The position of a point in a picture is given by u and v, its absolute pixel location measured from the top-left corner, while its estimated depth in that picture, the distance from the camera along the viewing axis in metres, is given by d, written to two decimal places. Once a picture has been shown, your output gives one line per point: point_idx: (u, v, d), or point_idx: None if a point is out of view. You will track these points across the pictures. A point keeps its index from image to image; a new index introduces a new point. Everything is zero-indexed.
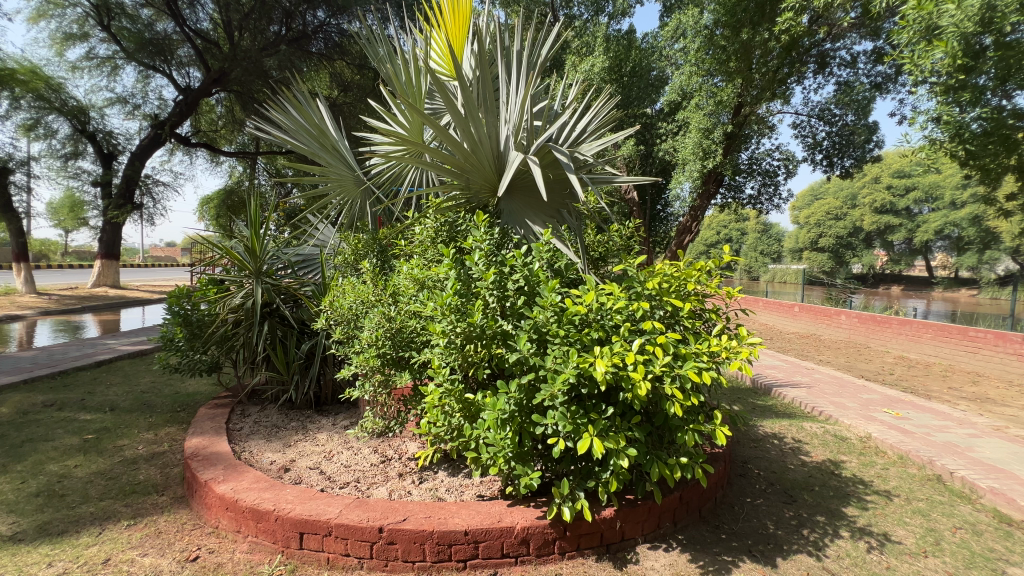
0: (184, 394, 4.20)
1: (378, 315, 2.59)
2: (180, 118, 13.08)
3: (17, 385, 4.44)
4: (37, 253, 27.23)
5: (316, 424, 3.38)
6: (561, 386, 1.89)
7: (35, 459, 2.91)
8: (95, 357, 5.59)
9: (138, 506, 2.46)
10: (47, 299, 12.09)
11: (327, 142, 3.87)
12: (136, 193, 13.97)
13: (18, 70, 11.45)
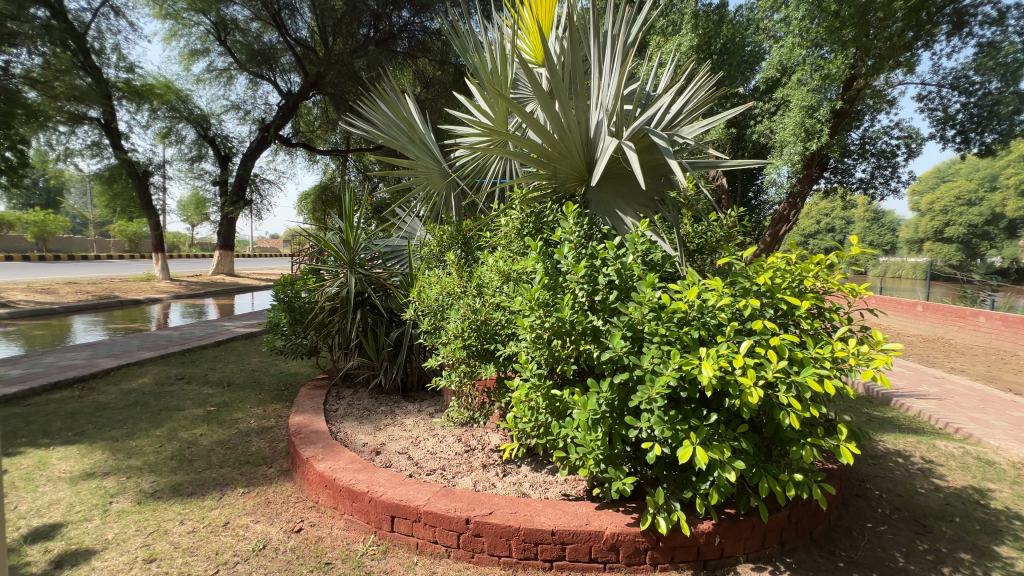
0: (287, 374, 4.59)
1: (463, 307, 2.61)
2: (282, 121, 14.27)
3: (156, 359, 5.13)
4: (173, 244, 31.66)
5: (403, 409, 3.50)
6: (661, 389, 1.75)
7: (170, 426, 3.31)
8: (215, 337, 6.32)
9: (251, 475, 2.70)
10: (179, 285, 13.85)
11: (416, 135, 3.95)
12: (247, 190, 15.55)
13: (156, 85, 13.16)
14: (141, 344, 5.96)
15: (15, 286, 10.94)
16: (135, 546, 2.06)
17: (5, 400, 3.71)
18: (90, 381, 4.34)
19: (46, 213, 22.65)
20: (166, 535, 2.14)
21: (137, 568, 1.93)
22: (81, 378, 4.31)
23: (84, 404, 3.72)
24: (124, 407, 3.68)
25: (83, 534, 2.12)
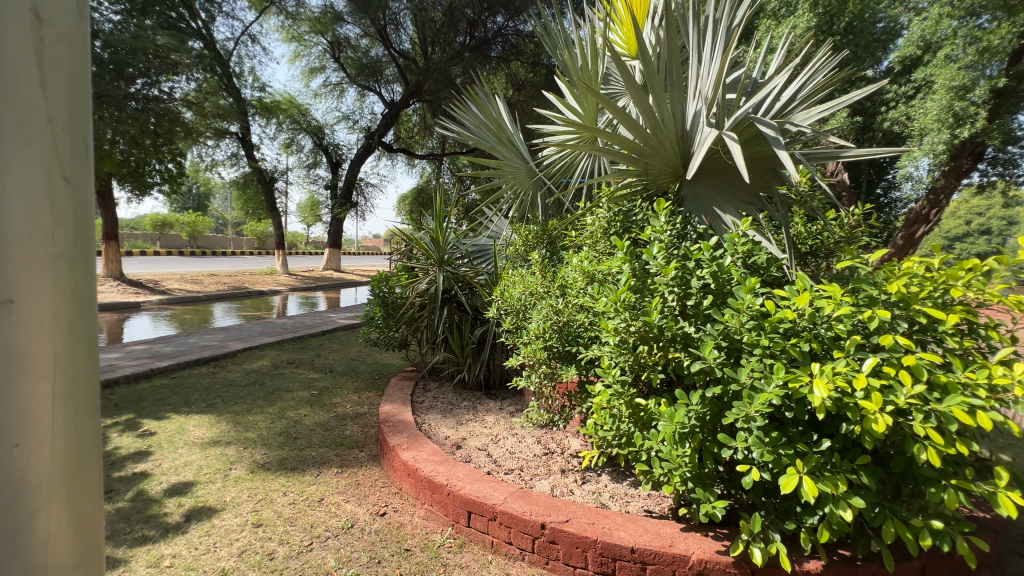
0: (381, 365, 4.89)
1: (546, 308, 2.57)
2: (386, 129, 15.34)
3: (273, 344, 5.76)
4: (292, 241, 35.46)
5: (484, 406, 3.56)
6: (761, 407, 1.56)
7: (280, 405, 3.69)
8: (322, 327, 6.97)
9: (345, 457, 2.91)
10: (295, 279, 15.49)
11: (504, 135, 3.99)
12: (354, 193, 16.94)
13: (281, 101, 14.83)
14: (262, 330, 6.75)
15: (171, 276, 12.94)
16: (247, 510, 2.30)
17: (159, 371, 4.39)
18: (221, 360, 4.99)
19: (196, 215, 26.56)
20: (271, 504, 2.36)
21: (246, 530, 2.14)
22: (214, 357, 4.97)
23: (215, 379, 4.28)
24: (246, 385, 4.17)
25: (208, 494, 2.41)
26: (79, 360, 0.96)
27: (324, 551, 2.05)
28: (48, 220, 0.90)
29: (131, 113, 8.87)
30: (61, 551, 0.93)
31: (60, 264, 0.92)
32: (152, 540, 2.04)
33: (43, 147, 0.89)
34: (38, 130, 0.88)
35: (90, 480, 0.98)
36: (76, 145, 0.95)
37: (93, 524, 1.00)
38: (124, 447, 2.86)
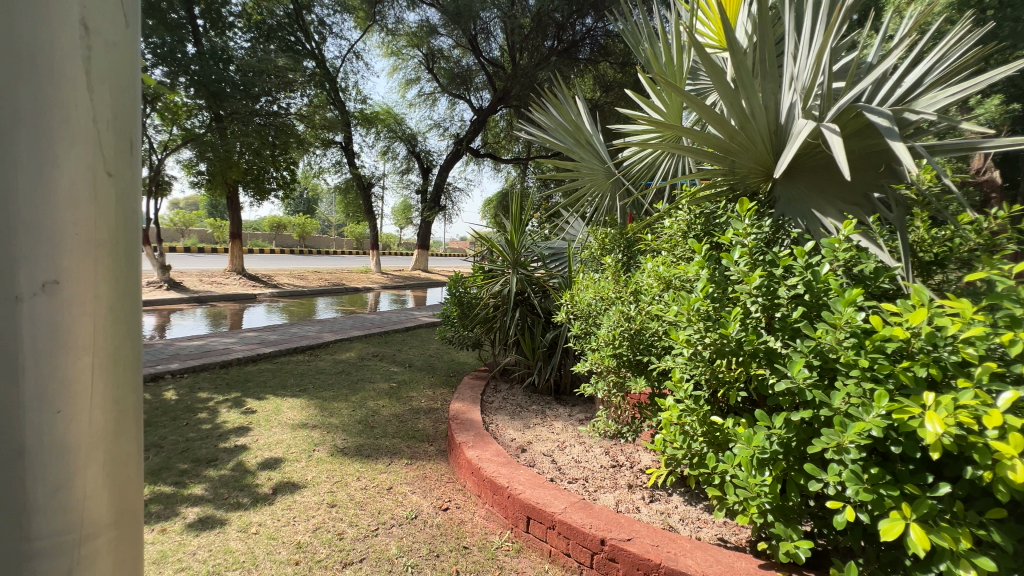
0: (457, 363, 5.05)
1: (616, 313, 2.47)
2: (474, 135, 15.87)
3: (361, 337, 6.20)
4: (386, 243, 38.00)
5: (553, 411, 3.51)
6: (857, 438, 1.36)
7: (362, 394, 3.94)
8: (406, 323, 7.36)
9: (416, 449, 3.03)
10: (387, 277, 16.57)
11: (581, 136, 3.91)
12: (442, 197, 17.75)
13: (380, 113, 15.97)
14: (354, 324, 7.28)
15: (283, 272, 14.48)
16: (324, 490, 2.47)
17: (264, 356, 4.91)
18: (316, 349, 5.46)
19: (306, 218, 29.48)
20: (345, 487, 2.52)
21: (322, 509, 2.30)
22: (311, 346, 5.46)
23: (310, 366, 4.69)
24: (334, 373, 4.52)
25: (293, 471, 2.64)
26: (123, 287, 0.81)
27: (387, 538, 2.14)
28: (92, 121, 0.76)
29: (255, 127, 10.09)
30: (99, 511, 0.78)
31: (105, 177, 0.79)
32: (243, 507, 2.26)
33: (97, 35, 0.76)
34: (92, 13, 0.76)
35: (131, 428, 0.83)
36: (130, 42, 0.82)
37: (133, 481, 0.84)
38: (230, 421, 3.23)
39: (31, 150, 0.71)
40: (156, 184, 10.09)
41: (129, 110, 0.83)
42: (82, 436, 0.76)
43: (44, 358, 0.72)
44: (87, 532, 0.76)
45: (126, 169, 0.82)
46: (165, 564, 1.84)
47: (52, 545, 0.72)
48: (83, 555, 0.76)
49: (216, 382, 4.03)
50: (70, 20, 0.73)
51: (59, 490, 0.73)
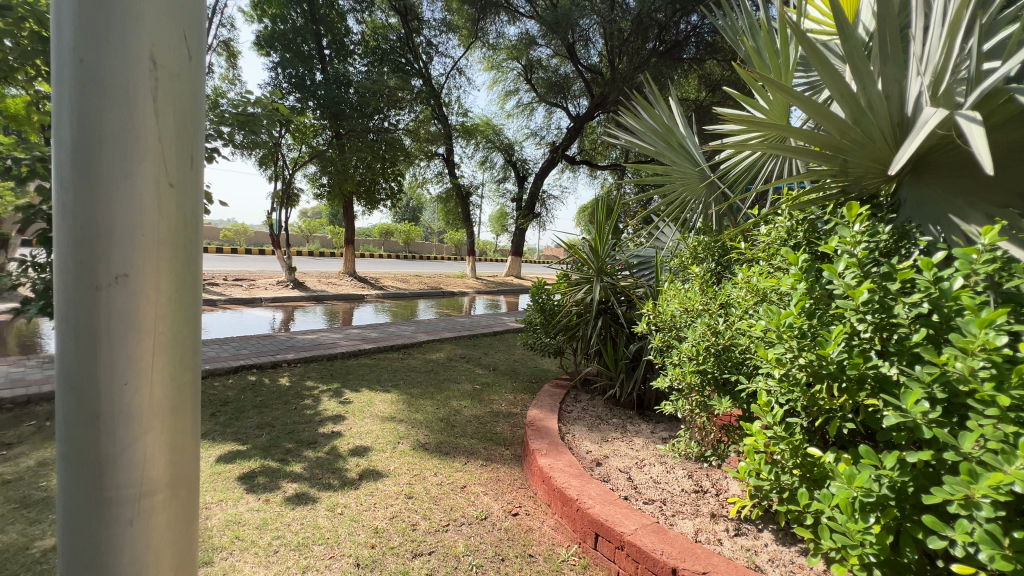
0: (540, 369, 5.06)
1: (701, 326, 2.29)
2: (569, 142, 15.91)
3: (452, 339, 6.48)
4: (482, 250, 39.41)
5: (634, 426, 3.36)
6: (992, 492, 1.12)
7: (447, 394, 4.11)
8: (494, 327, 7.56)
9: (492, 452, 3.08)
10: (482, 282, 17.17)
11: (673, 140, 3.70)
12: (537, 205, 18.01)
13: (480, 125, 16.67)
14: (446, 326, 7.65)
15: (388, 275, 15.69)
16: (404, 482, 2.62)
17: (365, 352, 5.35)
18: (410, 348, 5.81)
19: (411, 225, 31.69)
20: (423, 481, 2.64)
21: (400, 499, 2.44)
22: (405, 345, 5.83)
23: (402, 364, 5.01)
24: (423, 372, 4.78)
25: (378, 460, 2.83)
26: (184, 287, 0.85)
27: (456, 535, 2.20)
28: (157, 141, 0.80)
29: (368, 143, 11.14)
30: (157, 468, 0.83)
31: (167, 190, 0.82)
32: (333, 488, 2.48)
33: (163, 69, 0.80)
34: (159, 46, 0.79)
35: (189, 404, 0.88)
36: (194, 73, 0.85)
37: (190, 451, 0.89)
38: (330, 409, 3.56)
39: (109, 161, 0.77)
40: (288, 196, 11.54)
41: (194, 129, 0.86)
42: (147, 413, 0.81)
43: (114, 348, 0.78)
44: (147, 486, 0.82)
45: (190, 181, 0.85)
46: (264, 531, 2.08)
47: (123, 494, 0.80)
48: (143, 508, 0.82)
49: (322, 373, 4.48)
50: (139, 56, 0.77)
51: (125, 458, 0.80)
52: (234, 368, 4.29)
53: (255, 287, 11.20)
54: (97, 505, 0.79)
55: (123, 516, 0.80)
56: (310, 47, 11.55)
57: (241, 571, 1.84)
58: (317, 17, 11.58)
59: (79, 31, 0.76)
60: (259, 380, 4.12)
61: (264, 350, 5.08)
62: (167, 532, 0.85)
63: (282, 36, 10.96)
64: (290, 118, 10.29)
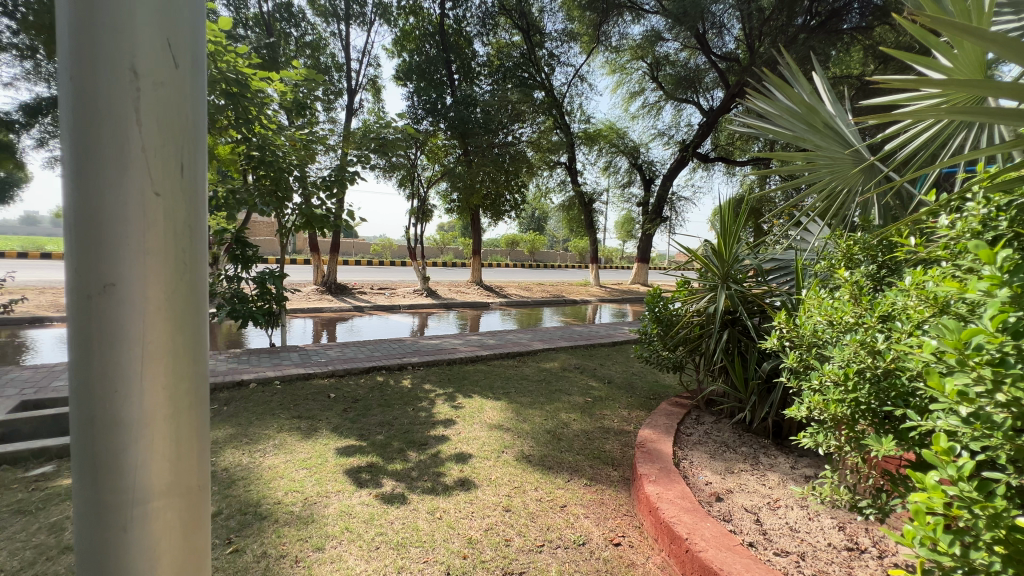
0: (660, 385, 4.68)
1: (851, 344, 1.84)
2: (702, 138, 14.76)
3: (567, 348, 6.36)
4: (607, 257, 38.43)
5: (769, 458, 2.87)
6: None
7: (556, 405, 4.01)
8: (613, 337, 7.25)
9: (597, 471, 2.90)
10: (606, 290, 16.68)
11: (817, 120, 3.09)
12: (665, 208, 16.99)
13: (603, 129, 16.35)
14: (563, 334, 7.57)
15: (512, 283, 16.19)
16: (503, 493, 2.58)
17: (481, 358, 5.52)
18: (525, 357, 5.84)
19: (536, 235, 32.32)
20: (522, 494, 2.58)
21: (497, 511, 2.40)
22: (520, 353, 5.87)
23: (516, 372, 5.05)
24: (536, 381, 4.76)
25: (480, 468, 2.85)
26: (178, 293, 0.86)
27: (550, 558, 2.08)
28: (141, 151, 0.82)
29: (493, 157, 11.65)
30: (154, 476, 0.85)
31: (154, 199, 0.83)
32: (435, 493, 2.54)
33: (145, 79, 0.82)
34: (140, 59, 0.81)
35: (187, 413, 0.89)
36: (182, 84, 0.87)
37: (192, 457, 0.91)
38: (443, 413, 3.72)
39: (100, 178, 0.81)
40: (423, 212, 12.60)
41: (183, 138, 0.87)
42: (145, 418, 0.84)
43: (109, 353, 0.82)
44: (144, 492, 0.85)
45: (180, 189, 0.87)
46: (370, 525, 2.20)
47: (122, 498, 0.84)
48: (141, 513, 0.85)
49: (440, 377, 4.72)
50: (120, 69, 0.80)
51: (123, 462, 0.83)
52: (366, 369, 4.74)
53: (395, 295, 12.40)
54: (100, 505, 0.83)
55: (122, 519, 0.84)
56: (441, 75, 12.55)
57: (345, 562, 1.96)
58: (448, 45, 12.55)
59: (71, 57, 0.81)
60: (385, 381, 4.49)
61: (394, 354, 5.54)
62: (169, 534, 0.87)
63: (418, 67, 12.06)
64: (424, 139, 11.23)
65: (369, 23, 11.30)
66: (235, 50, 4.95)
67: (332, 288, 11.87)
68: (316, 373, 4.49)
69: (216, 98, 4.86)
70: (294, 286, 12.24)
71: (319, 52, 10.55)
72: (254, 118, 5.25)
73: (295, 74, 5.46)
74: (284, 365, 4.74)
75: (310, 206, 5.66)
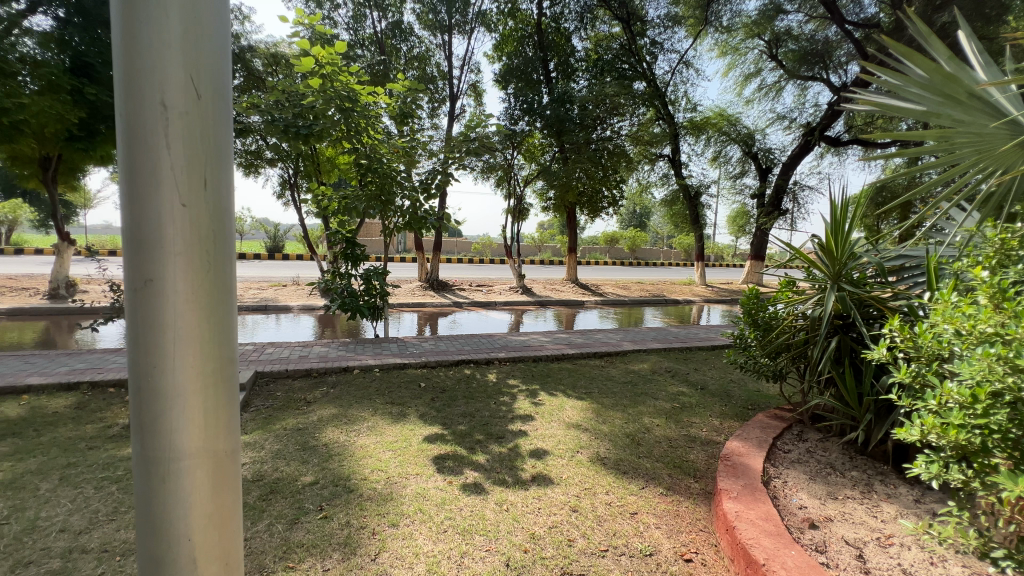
0: (761, 395, 4.26)
1: (980, 359, 1.52)
2: (831, 119, 13.05)
3: (660, 350, 6.06)
4: (718, 255, 35.61)
5: (885, 486, 2.47)
6: None
7: (639, 409, 3.85)
8: (713, 341, 6.75)
9: (677, 480, 2.74)
10: (713, 290, 15.52)
11: (958, 91, 2.53)
12: (785, 200, 15.33)
13: (712, 117, 15.19)
14: (656, 336, 7.24)
15: (610, 282, 15.82)
16: (572, 494, 2.56)
17: (568, 357, 5.49)
18: (613, 357, 5.68)
19: (638, 231, 31.10)
20: (592, 497, 2.53)
21: (564, 509, 2.39)
22: (608, 353, 5.72)
23: (602, 372, 4.94)
24: (621, 382, 4.61)
25: (553, 466, 2.86)
26: (206, 287, 0.98)
27: (612, 564, 2.03)
28: (170, 169, 0.95)
29: (589, 153, 11.48)
30: (191, 442, 0.99)
31: (180, 210, 0.95)
32: (506, 485, 2.61)
33: (172, 109, 0.94)
34: (169, 93, 0.94)
35: (222, 390, 1.02)
36: (207, 109, 0.98)
37: (225, 429, 1.04)
38: (523, 409, 3.78)
39: (140, 190, 0.94)
40: (519, 211, 12.83)
41: (208, 157, 0.99)
42: (184, 392, 0.97)
43: (150, 339, 0.96)
44: (181, 455, 0.99)
45: (206, 199, 0.98)
46: (442, 509, 2.34)
47: (166, 457, 0.98)
48: (179, 471, 0.99)
49: (525, 373, 4.80)
50: (151, 103, 0.93)
51: (168, 431, 0.98)
52: (455, 361, 4.99)
53: (492, 292, 12.80)
54: (148, 461, 0.99)
55: (161, 474, 0.98)
56: (539, 74, 12.67)
57: (415, 540, 2.11)
58: (546, 44, 12.60)
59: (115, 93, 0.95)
60: (471, 374, 4.69)
61: (483, 349, 5.75)
62: (204, 491, 1.01)
63: (516, 68, 12.29)
64: (521, 139, 11.41)
65: (469, 31, 11.78)
66: (347, 69, 5.50)
67: (434, 284, 12.63)
68: (411, 363, 4.84)
69: (332, 114, 5.44)
70: (402, 283, 13.24)
71: (426, 63, 11.22)
72: (363, 129, 5.77)
73: (399, 86, 5.90)
74: (385, 355, 5.18)
75: (412, 208, 6.09)
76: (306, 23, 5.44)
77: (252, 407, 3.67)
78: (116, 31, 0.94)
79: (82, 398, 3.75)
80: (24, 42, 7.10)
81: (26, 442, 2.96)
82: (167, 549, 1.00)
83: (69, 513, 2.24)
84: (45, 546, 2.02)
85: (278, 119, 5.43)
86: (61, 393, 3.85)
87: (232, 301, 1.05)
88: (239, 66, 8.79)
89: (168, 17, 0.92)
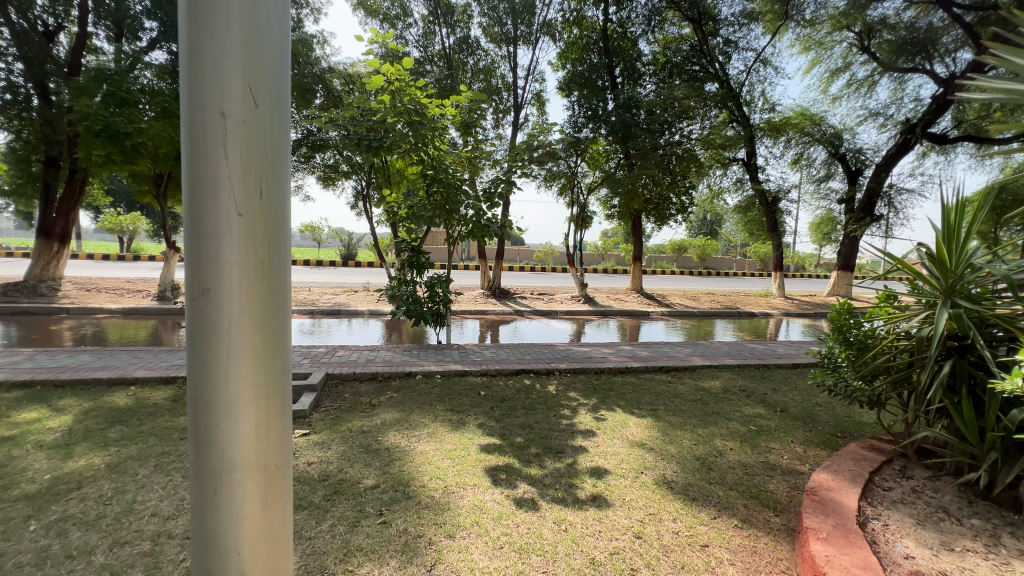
0: (852, 422, 3.82)
1: None
2: (935, 114, 11.72)
3: (733, 367, 5.65)
4: (798, 263, 32.95)
5: (1017, 540, 2.09)
6: None
7: (710, 430, 3.59)
8: (794, 359, 6.19)
9: (753, 512, 2.49)
10: (793, 303, 14.35)
11: None
12: (879, 205, 13.91)
13: (793, 117, 14.17)
14: (730, 351, 6.76)
15: (677, 292, 15.15)
16: (636, 518, 2.40)
17: (632, 370, 5.27)
18: (681, 372, 5.38)
19: (708, 239, 29.56)
20: (658, 523, 2.36)
21: (627, 535, 2.25)
22: (675, 368, 5.42)
23: (669, 388, 4.67)
24: (691, 400, 4.33)
25: (616, 486, 2.71)
26: (260, 296, 1.01)
27: None
28: (227, 179, 0.98)
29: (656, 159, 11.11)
30: (243, 453, 1.01)
31: (236, 219, 0.98)
32: (564, 503, 2.51)
33: (232, 120, 0.98)
34: (228, 104, 0.97)
35: (274, 400, 1.04)
36: (264, 119, 1.01)
37: (276, 440, 1.06)
38: (584, 423, 3.66)
39: (202, 201, 0.98)
40: (582, 219, 12.66)
41: (265, 166, 1.02)
42: (238, 402, 1.00)
43: (208, 348, 1.00)
44: (234, 466, 1.01)
45: (261, 210, 1.01)
46: (498, 523, 2.29)
47: (222, 466, 1.01)
48: (234, 481, 1.01)
49: (587, 386, 4.65)
50: (213, 115, 0.97)
51: (223, 440, 1.00)
52: (515, 371, 4.95)
53: (553, 301, 12.68)
54: (204, 470, 1.02)
55: (218, 483, 1.01)
56: (604, 81, 12.50)
57: (471, 554, 2.07)
58: (611, 49, 12.41)
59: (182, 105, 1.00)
60: (532, 385, 4.62)
61: (543, 359, 5.66)
62: (254, 502, 1.03)
63: (579, 76, 12.22)
64: (585, 147, 11.27)
65: (534, 42, 11.86)
66: (415, 84, 5.71)
67: (496, 292, 12.75)
68: (471, 371, 4.86)
69: (402, 127, 5.64)
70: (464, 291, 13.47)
71: (491, 75, 11.45)
72: (430, 141, 5.93)
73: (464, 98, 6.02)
74: (446, 362, 5.24)
75: (475, 217, 6.17)
76: (379, 42, 5.72)
77: (322, 407, 3.85)
78: (184, 46, 0.99)
79: (177, 392, 4.12)
80: (144, 75, 8.17)
81: (130, 430, 3.28)
82: (220, 556, 1.03)
83: (160, 499, 2.43)
84: (138, 528, 2.20)
85: (353, 134, 5.73)
86: (161, 386, 4.27)
87: (286, 311, 1.08)
88: (320, 86, 9.47)
89: (230, 29, 0.96)
